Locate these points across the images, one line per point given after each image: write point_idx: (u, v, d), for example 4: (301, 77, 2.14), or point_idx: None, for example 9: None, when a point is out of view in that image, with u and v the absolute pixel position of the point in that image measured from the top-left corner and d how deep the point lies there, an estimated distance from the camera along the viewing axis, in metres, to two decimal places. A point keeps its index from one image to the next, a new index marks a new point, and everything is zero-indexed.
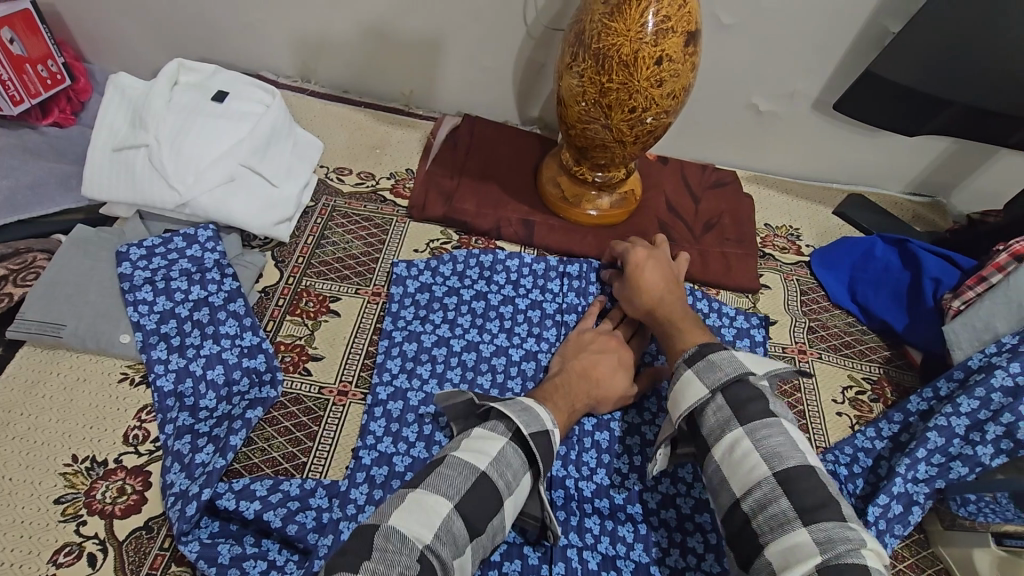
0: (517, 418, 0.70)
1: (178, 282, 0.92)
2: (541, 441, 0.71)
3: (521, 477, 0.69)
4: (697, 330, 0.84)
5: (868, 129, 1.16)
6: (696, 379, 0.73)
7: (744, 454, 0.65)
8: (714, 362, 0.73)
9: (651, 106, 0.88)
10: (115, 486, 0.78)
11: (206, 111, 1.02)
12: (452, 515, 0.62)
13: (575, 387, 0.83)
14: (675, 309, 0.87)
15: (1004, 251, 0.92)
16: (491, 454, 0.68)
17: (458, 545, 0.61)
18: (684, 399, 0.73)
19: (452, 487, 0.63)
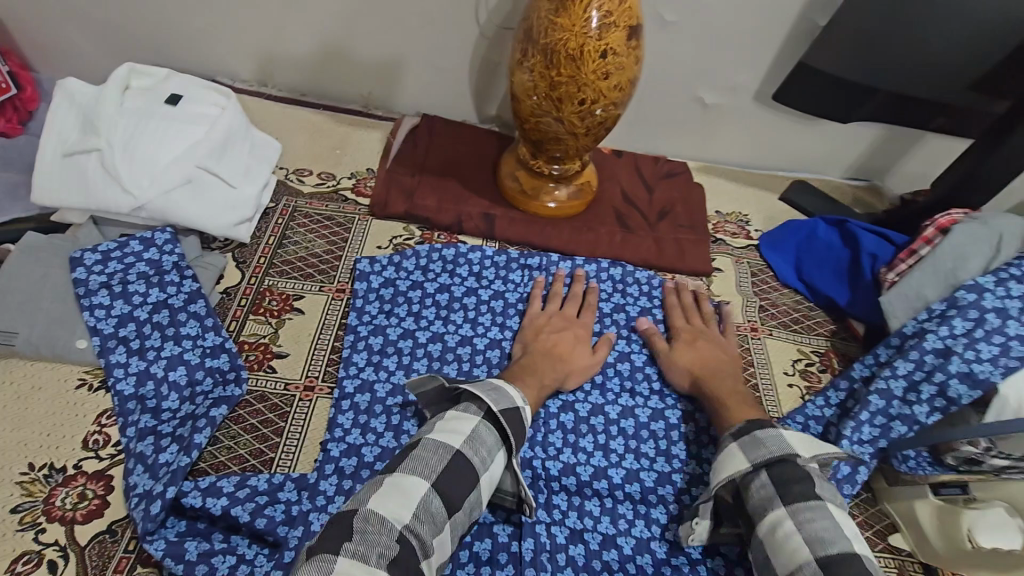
0: (486, 397, 0.73)
1: (135, 285, 0.91)
2: (513, 417, 0.74)
3: (495, 454, 0.70)
4: (747, 405, 0.84)
5: (807, 118, 1.23)
6: (739, 453, 0.72)
7: (785, 535, 0.62)
8: (759, 438, 0.72)
9: (600, 98, 0.92)
10: (76, 492, 0.76)
11: (160, 114, 1.01)
12: (430, 494, 0.63)
13: (541, 364, 0.88)
14: (727, 386, 0.88)
15: (931, 225, 1.00)
16: (463, 432, 0.69)
17: (437, 524, 0.62)
18: (725, 471, 0.72)
19: (428, 467, 0.65)
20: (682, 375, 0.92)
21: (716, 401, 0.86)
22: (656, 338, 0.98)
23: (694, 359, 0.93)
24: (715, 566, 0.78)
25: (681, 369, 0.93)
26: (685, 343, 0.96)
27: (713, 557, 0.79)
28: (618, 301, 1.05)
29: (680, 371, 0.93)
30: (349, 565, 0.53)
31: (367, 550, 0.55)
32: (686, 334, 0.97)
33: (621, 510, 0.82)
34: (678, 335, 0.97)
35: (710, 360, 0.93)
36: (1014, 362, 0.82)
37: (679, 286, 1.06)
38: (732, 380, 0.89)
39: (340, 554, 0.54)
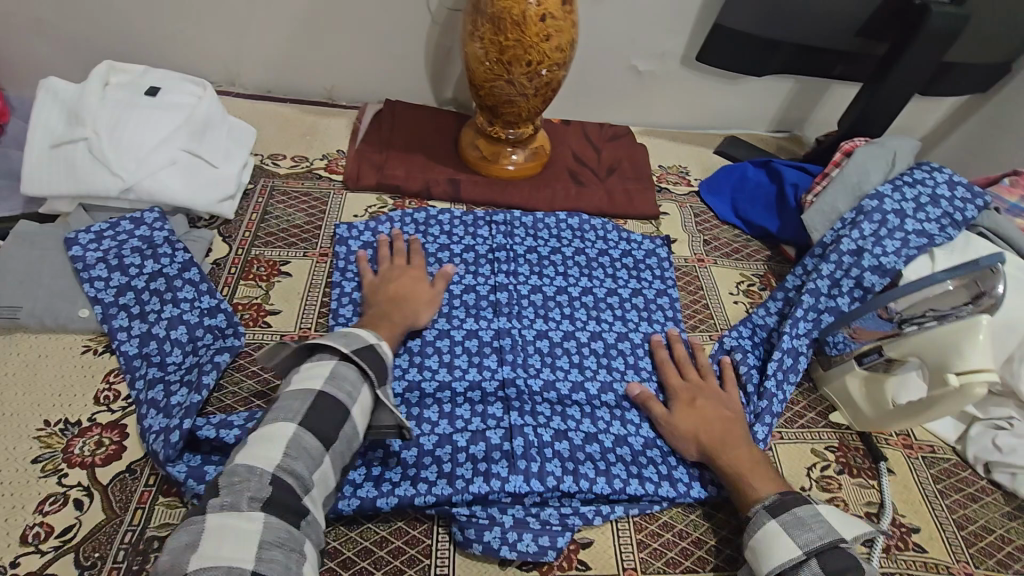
0: (336, 342, 0.76)
1: (131, 258, 0.97)
2: (367, 355, 0.77)
3: (360, 387, 0.75)
4: (770, 477, 0.80)
5: (729, 77, 1.39)
6: (783, 533, 0.71)
7: None
8: (802, 518, 0.72)
9: (544, 59, 1.05)
10: (93, 440, 0.82)
11: (140, 105, 1.09)
12: (300, 433, 0.68)
13: (392, 312, 0.93)
14: (742, 452, 0.82)
15: (839, 151, 1.14)
16: (325, 375, 0.73)
17: (314, 459, 0.68)
18: (774, 556, 0.71)
19: (291, 412, 0.69)
20: (686, 438, 0.86)
21: (732, 464, 0.81)
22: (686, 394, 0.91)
23: (698, 422, 0.86)
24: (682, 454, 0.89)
25: (686, 434, 0.86)
26: (692, 403, 0.89)
27: None
28: (578, 246, 1.16)
29: (684, 433, 0.86)
30: (219, 518, 0.60)
31: (236, 499, 0.62)
32: (711, 388, 0.92)
33: (600, 414, 0.92)
34: (682, 395, 0.91)
35: (718, 422, 0.86)
36: (912, 251, 0.97)
37: (669, 338, 1.01)
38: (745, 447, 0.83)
39: (207, 513, 0.61)
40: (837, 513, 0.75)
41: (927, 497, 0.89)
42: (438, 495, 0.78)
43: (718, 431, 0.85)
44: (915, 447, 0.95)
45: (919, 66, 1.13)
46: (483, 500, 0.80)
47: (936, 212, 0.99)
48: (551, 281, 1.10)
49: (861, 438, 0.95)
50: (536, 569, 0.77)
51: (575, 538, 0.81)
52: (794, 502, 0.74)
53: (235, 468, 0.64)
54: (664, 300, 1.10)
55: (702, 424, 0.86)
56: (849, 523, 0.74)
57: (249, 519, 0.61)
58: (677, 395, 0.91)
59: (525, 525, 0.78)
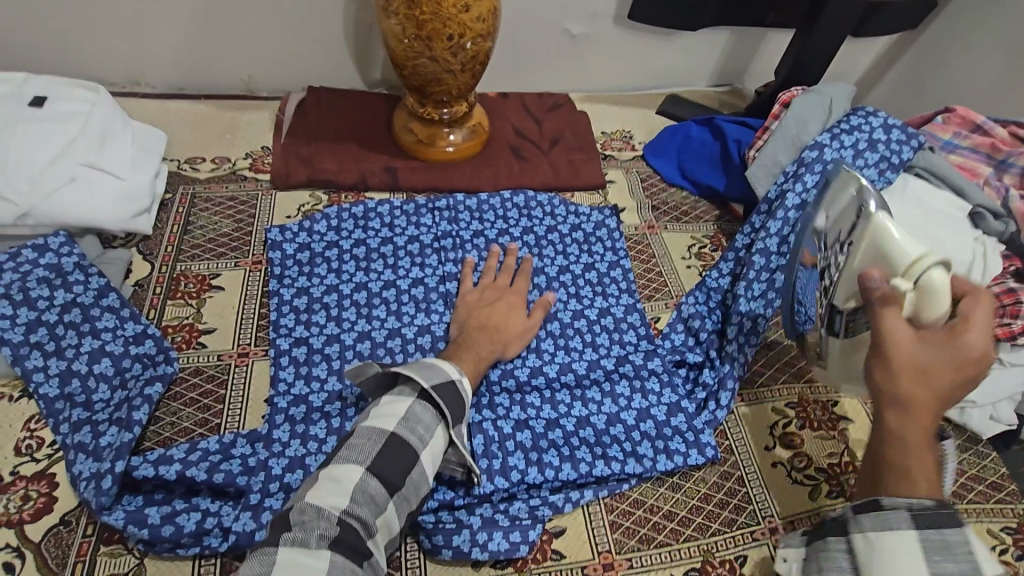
0: (419, 377, 0.72)
1: (38, 290, 0.88)
2: (447, 391, 0.73)
3: (435, 429, 0.71)
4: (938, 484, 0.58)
5: (664, 34, 1.35)
6: (919, 554, 0.55)
7: None
8: (947, 541, 0.55)
9: (466, 31, 0.99)
10: (18, 495, 0.75)
11: (27, 117, 0.99)
12: (366, 477, 0.64)
13: (478, 339, 0.88)
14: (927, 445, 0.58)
15: (777, 103, 1.12)
16: (400, 414, 0.69)
17: (378, 505, 0.64)
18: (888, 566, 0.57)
19: (363, 453, 0.65)
20: (898, 373, 0.58)
21: (915, 445, 0.57)
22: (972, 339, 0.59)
23: (920, 381, 0.57)
24: (648, 429, 0.88)
25: (912, 376, 0.57)
26: (962, 361, 0.57)
27: (646, 420, 0.89)
28: (525, 225, 1.12)
29: (909, 371, 0.58)
30: (289, 553, 0.57)
31: (306, 535, 0.59)
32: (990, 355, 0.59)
33: (561, 397, 0.90)
34: (957, 343, 0.58)
35: (954, 399, 0.58)
36: None
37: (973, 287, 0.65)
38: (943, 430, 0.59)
39: (278, 545, 0.58)
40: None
41: None
42: None
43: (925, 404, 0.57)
44: None
45: (846, 10, 1.12)
46: (449, 504, 0.78)
47: (874, 157, 1.00)
48: None
49: (821, 393, 0.96)
50: (509, 566, 0.76)
51: (547, 528, 0.80)
52: (946, 523, 0.55)
53: (303, 506, 0.61)
54: (617, 272, 1.08)
55: (924, 387, 0.57)
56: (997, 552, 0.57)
57: (316, 556, 0.58)
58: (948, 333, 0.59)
59: (494, 523, 0.77)
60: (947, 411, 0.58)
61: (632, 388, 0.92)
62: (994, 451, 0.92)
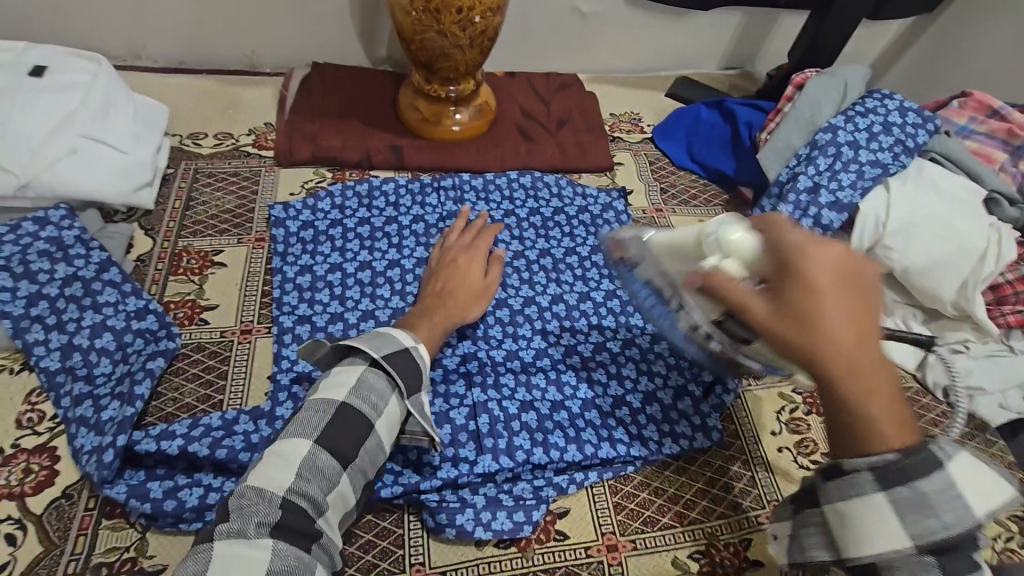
0: (368, 346, 0.70)
1: (38, 264, 0.87)
2: (398, 360, 0.71)
3: (388, 398, 0.68)
4: (900, 413, 0.49)
5: (676, 15, 1.32)
6: (892, 515, 0.47)
7: None
8: (924, 494, 0.47)
9: (476, 4, 0.97)
10: (20, 468, 0.75)
11: (25, 87, 0.97)
12: (314, 451, 0.62)
13: (433, 305, 0.85)
14: (874, 382, 0.49)
15: (790, 85, 1.11)
16: (349, 384, 0.67)
17: (329, 479, 0.62)
18: (866, 537, 0.49)
19: (310, 427, 0.63)
20: (792, 351, 0.51)
21: (865, 398, 0.49)
22: (811, 252, 0.52)
23: (815, 331, 0.49)
24: (653, 411, 0.87)
25: (793, 334, 0.50)
26: (819, 284, 0.51)
27: (651, 403, 0.88)
28: (531, 206, 1.10)
29: (801, 342, 0.50)
30: (227, 544, 0.54)
31: (242, 524, 0.56)
32: (841, 250, 0.53)
33: (566, 378, 0.89)
34: (799, 269, 0.52)
35: (856, 313, 0.50)
36: (868, 182, 0.96)
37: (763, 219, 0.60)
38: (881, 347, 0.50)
39: (213, 540, 0.55)
40: (984, 470, 0.48)
41: None
42: (405, 485, 0.76)
43: (841, 347, 0.49)
44: None
45: None
46: (453, 483, 0.77)
47: (889, 140, 0.99)
48: (507, 245, 1.04)
49: None
50: (513, 546, 0.75)
51: (551, 509, 0.79)
52: (925, 470, 0.47)
53: (243, 491, 0.58)
54: None
55: (821, 334, 0.49)
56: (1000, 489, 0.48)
57: (258, 545, 0.55)
58: (788, 267, 0.53)
59: (498, 502, 0.77)
60: (861, 333, 0.50)
61: (638, 371, 0.91)
62: (1002, 440, 0.91)
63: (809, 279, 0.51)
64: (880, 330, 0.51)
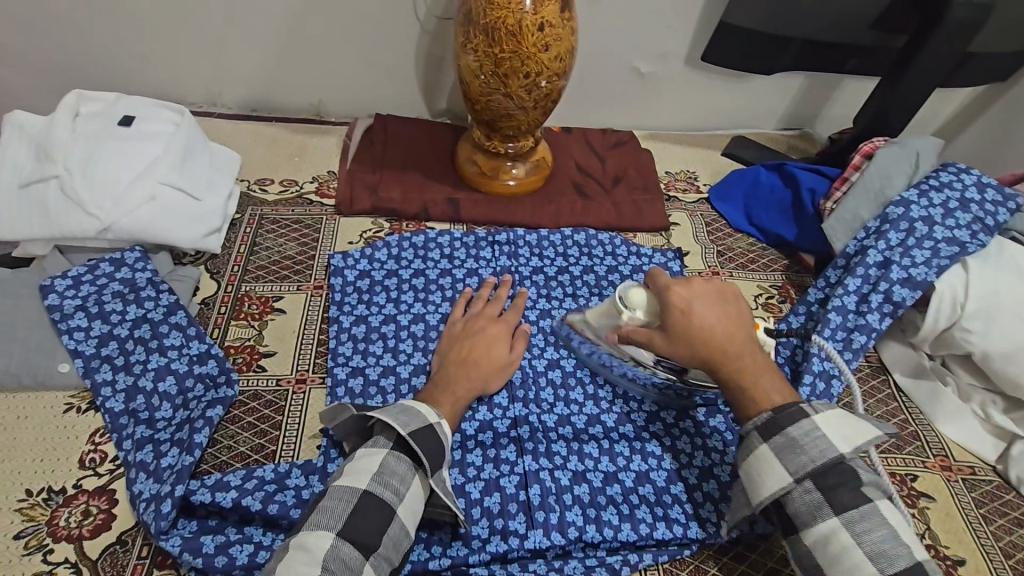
0: (393, 424, 0.70)
1: (112, 304, 0.91)
2: (423, 436, 0.71)
3: (410, 481, 0.69)
4: (773, 384, 0.72)
5: (736, 76, 1.32)
6: (776, 459, 0.67)
7: (842, 549, 0.62)
8: (794, 439, 0.66)
9: (543, 69, 0.99)
10: (79, 509, 0.76)
11: (113, 135, 1.03)
12: (338, 542, 0.62)
13: (456, 375, 0.84)
14: (747, 364, 0.72)
15: (857, 153, 1.09)
16: (372, 469, 0.68)
17: (353, 569, 0.62)
18: (763, 482, 0.67)
19: (333, 517, 0.64)
20: (688, 362, 0.75)
21: (739, 378, 0.72)
22: (676, 291, 0.76)
23: (696, 342, 0.73)
24: (711, 490, 0.83)
25: (684, 346, 0.74)
26: (693, 310, 0.74)
27: (708, 480, 0.84)
28: (585, 264, 1.10)
29: (686, 351, 0.74)
30: None
31: None
32: (700, 282, 0.78)
33: (619, 448, 0.86)
34: (679, 305, 0.75)
35: (722, 322, 0.74)
36: (944, 260, 0.93)
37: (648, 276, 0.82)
38: (745, 339, 0.74)
39: None
40: (843, 420, 0.67)
41: (971, 525, 0.84)
42: (453, 557, 0.74)
43: (717, 346, 0.73)
44: (954, 469, 0.90)
45: (938, 62, 1.08)
46: (501, 557, 0.75)
47: (966, 217, 0.96)
48: (560, 303, 1.03)
49: (900, 464, 0.89)
50: None
51: None
52: (793, 419, 0.67)
53: None
54: None
55: (702, 342, 0.73)
56: (857, 432, 0.67)
57: None
58: (666, 303, 0.76)
59: None
60: (732, 335, 0.74)
61: (694, 445, 0.87)
62: None
63: (688, 308, 0.75)
64: (746, 331, 0.75)
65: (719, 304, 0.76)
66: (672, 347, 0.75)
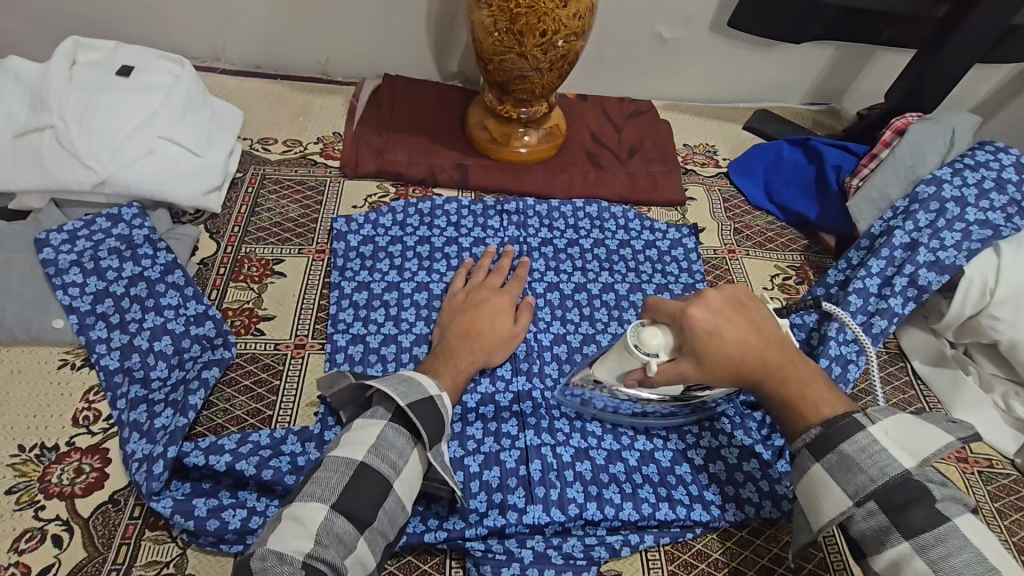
0: (392, 394, 0.68)
1: (108, 261, 0.88)
2: (424, 409, 0.68)
3: (407, 455, 0.66)
4: (819, 386, 0.68)
5: (764, 45, 1.25)
6: (831, 481, 0.62)
7: (914, 574, 0.57)
8: (849, 456, 0.62)
9: (561, 28, 0.94)
10: (72, 467, 0.75)
11: (111, 86, 0.99)
12: (332, 515, 0.60)
13: (458, 346, 0.81)
14: (789, 373, 0.68)
15: (889, 129, 1.04)
16: (369, 441, 0.65)
17: (346, 544, 0.60)
18: (822, 505, 0.63)
19: (327, 490, 0.62)
20: (729, 382, 0.69)
21: (785, 388, 0.67)
22: (695, 316, 0.67)
23: (733, 362, 0.68)
24: (717, 471, 0.81)
25: (723, 370, 0.68)
26: (720, 334, 0.67)
27: (715, 461, 0.82)
28: (597, 237, 1.05)
29: (726, 376, 0.68)
30: None
31: None
32: (714, 298, 0.70)
33: (623, 427, 0.83)
34: (704, 335, 0.67)
35: (753, 336, 0.69)
36: (975, 244, 0.89)
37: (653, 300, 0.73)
38: (780, 345, 0.69)
39: None
40: (907, 430, 0.62)
41: (985, 517, 0.81)
42: (449, 531, 0.72)
43: (756, 361, 0.68)
44: (970, 461, 0.86)
45: (982, 32, 1.02)
46: (499, 532, 0.73)
47: (1001, 200, 0.91)
48: (569, 276, 0.99)
49: None
50: None
51: (601, 570, 0.75)
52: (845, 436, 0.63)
53: (265, 553, 0.57)
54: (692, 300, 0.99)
55: (740, 360, 0.68)
56: (926, 442, 0.61)
57: None
58: (686, 335, 0.68)
59: (546, 559, 0.73)
60: (767, 348, 0.69)
61: (702, 425, 0.85)
62: None
63: (714, 333, 0.67)
64: (778, 336, 0.70)
65: (740, 320, 0.69)
66: (704, 375, 0.69)
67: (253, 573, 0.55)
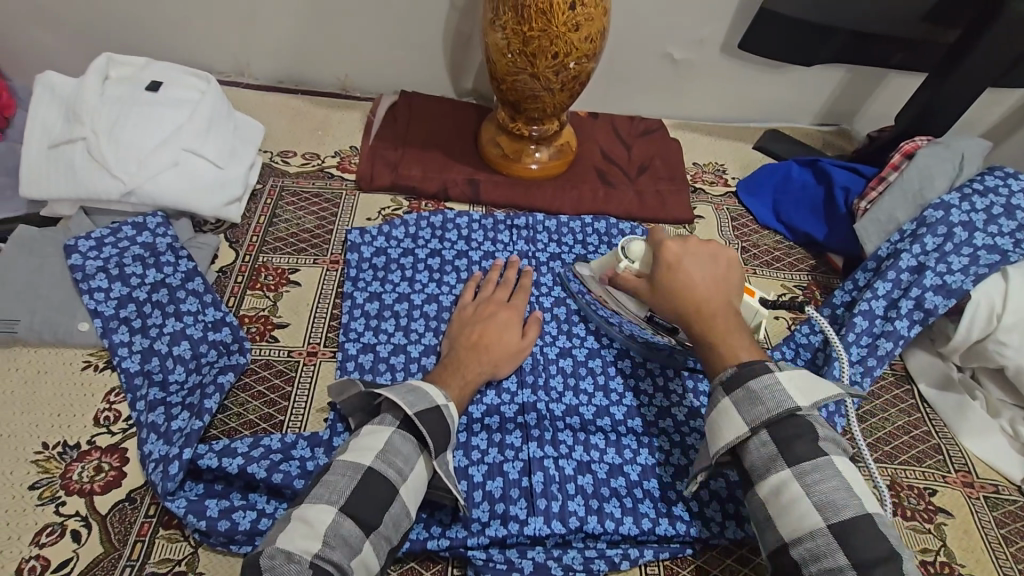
0: (400, 403, 0.70)
1: (132, 267, 0.92)
2: (430, 418, 0.70)
3: (413, 462, 0.68)
4: (745, 343, 0.73)
5: (774, 67, 1.27)
6: (734, 410, 0.67)
7: (791, 499, 0.61)
8: (754, 392, 0.66)
9: (572, 50, 0.96)
10: (92, 465, 0.78)
11: (141, 100, 1.04)
12: (339, 518, 0.62)
13: (466, 358, 0.83)
14: (722, 322, 0.75)
15: (897, 152, 1.06)
16: (376, 447, 0.67)
17: (352, 546, 0.62)
18: (723, 430, 0.67)
19: (335, 493, 0.64)
20: (672, 315, 0.78)
21: (715, 333, 0.74)
22: (669, 248, 0.81)
23: (680, 294, 0.78)
24: (718, 488, 0.81)
25: (671, 296, 0.78)
26: (681, 267, 0.79)
27: (717, 478, 0.82)
28: (604, 252, 1.07)
29: (670, 304, 0.78)
30: None
31: None
32: (694, 242, 0.82)
33: (626, 442, 0.85)
34: (670, 264, 0.80)
35: (708, 280, 0.78)
36: (983, 268, 0.89)
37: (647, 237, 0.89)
38: (724, 301, 0.77)
39: None
40: (806, 378, 0.68)
41: (990, 544, 0.81)
42: (452, 539, 0.74)
43: (701, 301, 0.76)
44: (976, 486, 0.86)
45: (993, 58, 1.02)
46: (501, 542, 0.75)
47: (1010, 225, 0.91)
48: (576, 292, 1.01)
49: (918, 478, 0.86)
50: None
51: None
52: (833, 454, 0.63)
53: (273, 551, 0.59)
54: None
55: (685, 295, 0.77)
56: (818, 388, 0.67)
57: None
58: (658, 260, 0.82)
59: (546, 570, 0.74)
60: (715, 293, 0.77)
61: (705, 442, 0.85)
62: None
63: (675, 265, 0.80)
64: (729, 294, 0.78)
65: (705, 267, 0.80)
66: (657, 301, 0.80)
67: (261, 570, 0.58)
